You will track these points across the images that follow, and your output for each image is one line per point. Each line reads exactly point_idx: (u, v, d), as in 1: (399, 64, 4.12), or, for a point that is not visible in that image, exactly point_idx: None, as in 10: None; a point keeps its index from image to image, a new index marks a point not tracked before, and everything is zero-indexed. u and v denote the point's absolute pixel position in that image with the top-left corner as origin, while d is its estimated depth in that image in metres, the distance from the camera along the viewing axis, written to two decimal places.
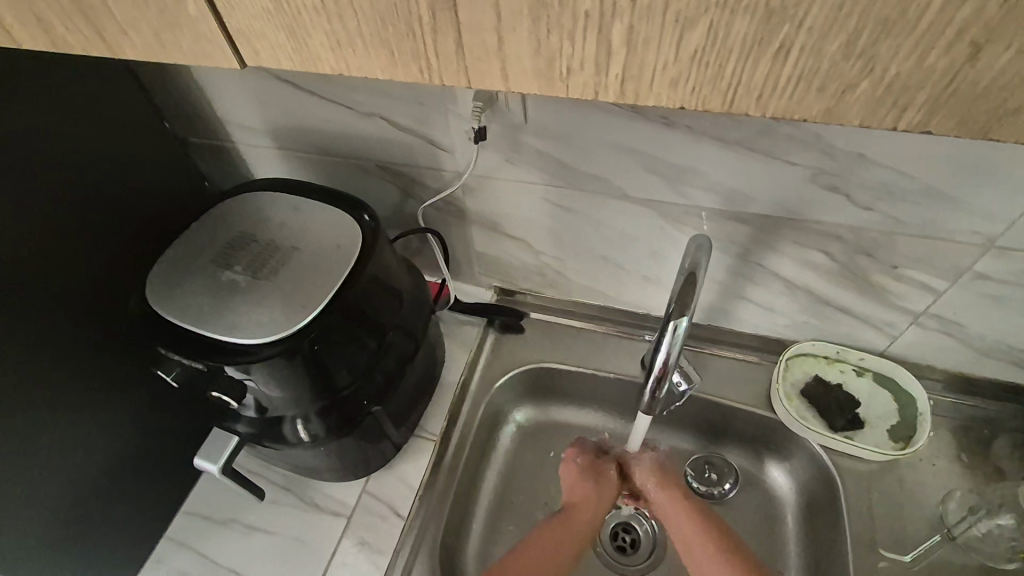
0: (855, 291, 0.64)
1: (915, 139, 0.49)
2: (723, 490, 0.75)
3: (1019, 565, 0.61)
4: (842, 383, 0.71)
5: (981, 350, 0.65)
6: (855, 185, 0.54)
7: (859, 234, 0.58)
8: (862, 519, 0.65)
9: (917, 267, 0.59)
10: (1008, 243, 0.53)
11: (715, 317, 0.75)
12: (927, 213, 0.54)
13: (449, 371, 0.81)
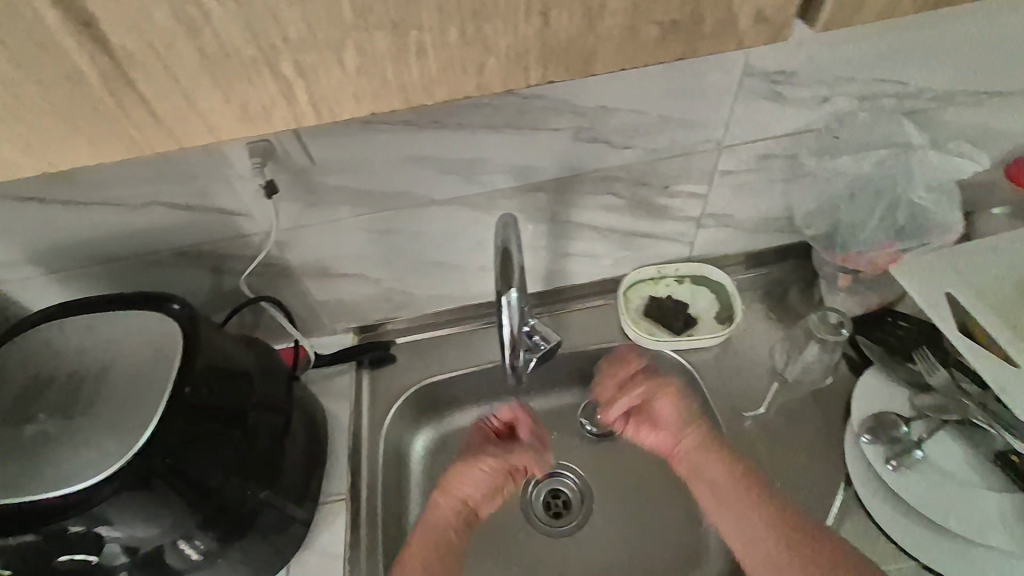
0: (647, 216, 0.75)
1: (636, 82, 0.59)
2: None
3: (832, 377, 0.74)
4: (671, 294, 0.83)
5: (749, 228, 0.80)
6: (608, 131, 0.63)
7: (629, 170, 0.68)
8: (721, 394, 0.77)
9: (680, 181, 0.71)
10: (731, 141, 0.67)
11: (554, 278, 0.84)
12: (668, 137, 0.65)
13: (334, 426, 0.79)
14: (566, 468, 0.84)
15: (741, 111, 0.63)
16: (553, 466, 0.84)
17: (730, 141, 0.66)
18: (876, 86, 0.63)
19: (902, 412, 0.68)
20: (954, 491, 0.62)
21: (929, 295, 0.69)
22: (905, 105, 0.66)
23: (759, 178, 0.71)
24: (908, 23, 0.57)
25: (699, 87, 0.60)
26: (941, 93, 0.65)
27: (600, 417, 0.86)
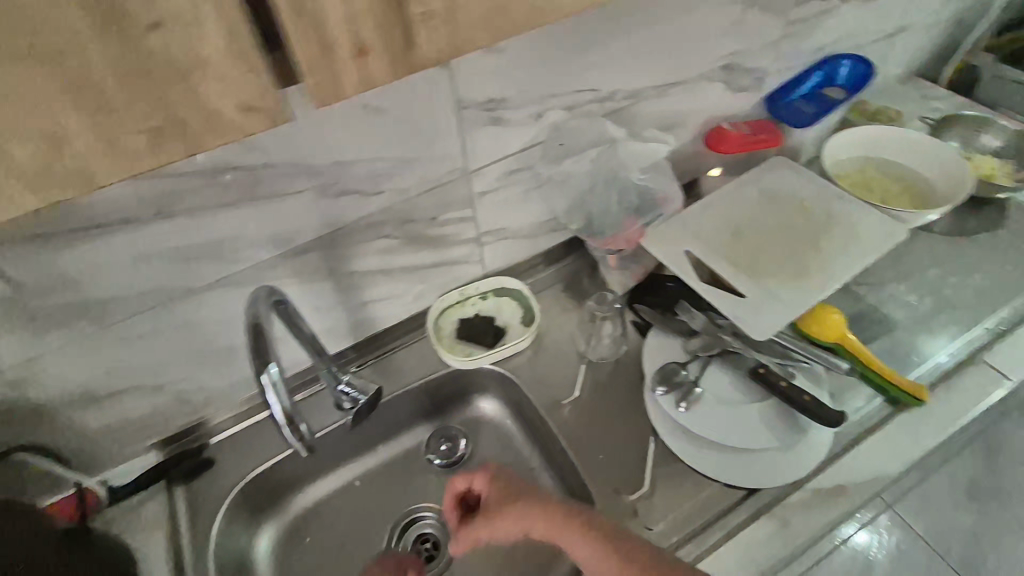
0: (427, 248, 0.79)
1: (360, 133, 0.61)
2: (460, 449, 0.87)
3: (625, 346, 0.84)
4: (478, 311, 0.89)
5: (527, 235, 0.88)
6: (354, 182, 0.65)
7: (391, 211, 0.71)
8: (543, 391, 0.82)
9: (444, 210, 0.75)
10: (474, 166, 0.73)
11: (363, 328, 0.84)
12: (414, 175, 0.69)
13: (151, 561, 0.70)
14: (429, 509, 0.83)
15: (472, 139, 0.69)
16: (418, 510, 0.83)
17: (474, 166, 0.72)
18: (577, 96, 0.73)
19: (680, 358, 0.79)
20: (730, 411, 0.72)
21: (670, 254, 0.81)
22: (607, 106, 0.78)
23: (514, 191, 0.79)
24: (575, 43, 0.67)
25: (425, 125, 0.65)
26: (629, 92, 0.78)
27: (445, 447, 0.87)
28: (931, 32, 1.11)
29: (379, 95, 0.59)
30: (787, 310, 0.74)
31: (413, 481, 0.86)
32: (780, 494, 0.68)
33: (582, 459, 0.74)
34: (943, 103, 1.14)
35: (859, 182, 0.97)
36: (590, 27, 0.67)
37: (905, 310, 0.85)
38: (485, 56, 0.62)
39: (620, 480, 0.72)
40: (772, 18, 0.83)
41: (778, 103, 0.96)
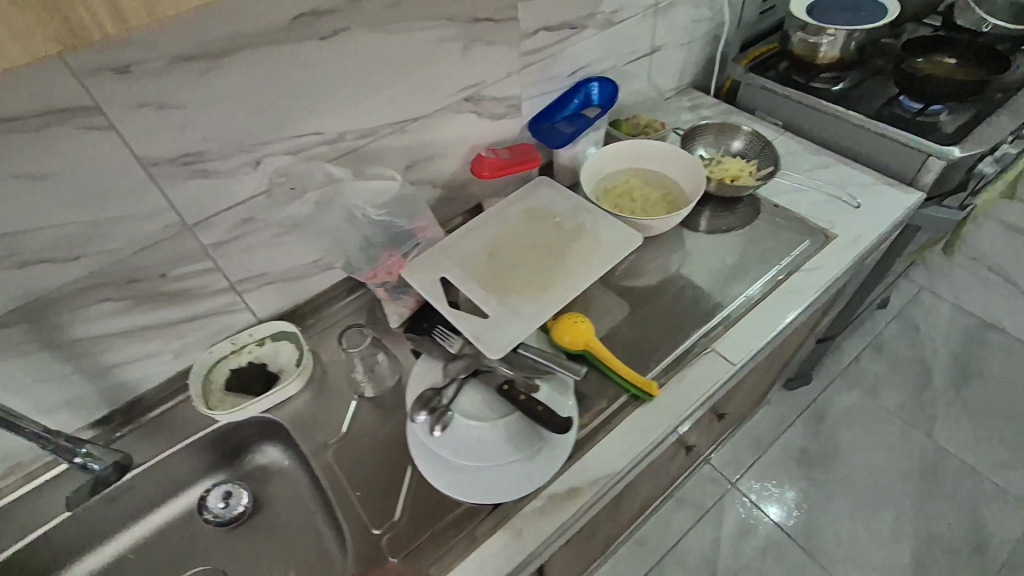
0: (169, 305, 0.76)
1: (26, 202, 0.59)
2: (241, 503, 0.85)
3: (394, 377, 0.86)
4: (252, 358, 0.87)
5: (293, 278, 0.87)
6: (37, 251, 0.62)
7: (103, 274, 0.68)
8: (313, 433, 0.82)
9: (174, 266, 0.73)
10: (195, 220, 0.71)
11: (118, 393, 0.80)
12: (118, 236, 0.66)
13: None
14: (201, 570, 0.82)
15: (179, 194, 0.68)
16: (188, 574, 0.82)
17: (194, 219, 0.71)
18: (299, 141, 0.74)
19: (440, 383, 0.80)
20: (477, 430, 0.74)
21: (426, 283, 0.83)
22: (341, 147, 0.79)
23: (256, 239, 0.78)
24: (274, 91, 0.68)
25: (111, 186, 0.63)
26: (361, 131, 0.79)
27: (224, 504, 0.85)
28: (688, 48, 1.21)
29: (33, 163, 0.57)
30: (525, 327, 0.77)
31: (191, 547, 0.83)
32: (521, 508, 0.71)
33: (342, 502, 0.74)
34: (709, 111, 1.25)
35: (622, 192, 1.03)
36: (286, 76, 0.68)
37: (657, 310, 0.90)
38: (161, 114, 0.61)
39: (371, 514, 0.73)
40: (504, 51, 0.88)
41: (540, 126, 1.01)
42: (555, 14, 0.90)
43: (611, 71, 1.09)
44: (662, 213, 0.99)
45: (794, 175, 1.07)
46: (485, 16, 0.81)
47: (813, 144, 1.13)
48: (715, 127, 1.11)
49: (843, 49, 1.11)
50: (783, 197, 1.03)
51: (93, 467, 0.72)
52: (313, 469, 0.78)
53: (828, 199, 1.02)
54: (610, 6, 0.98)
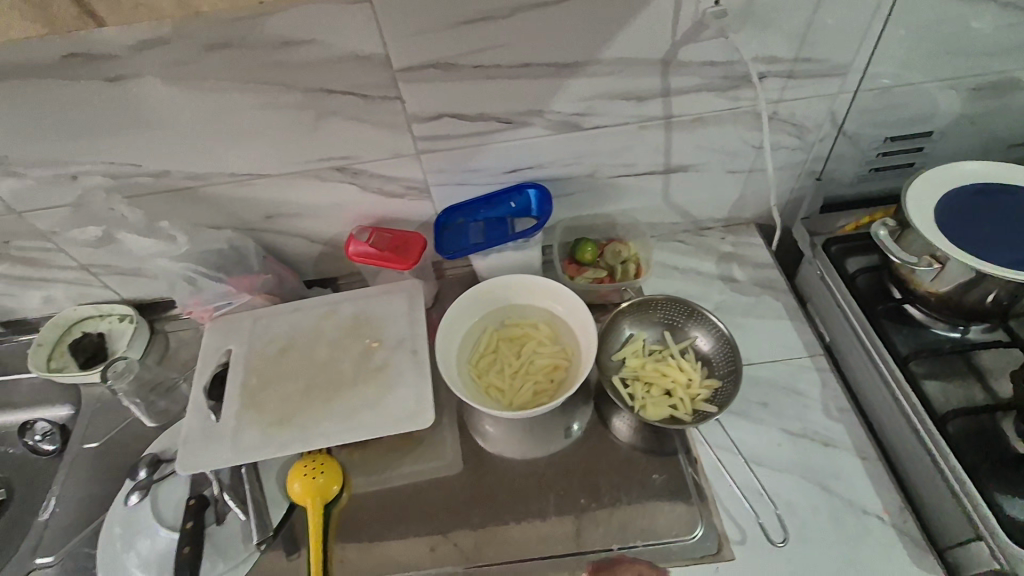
0: (27, 264, 0.87)
1: None
2: (47, 449, 0.96)
3: (174, 418, 0.86)
4: (116, 333, 0.95)
5: (152, 277, 0.91)
6: None
7: None
8: (94, 425, 0.88)
9: (19, 239, 0.82)
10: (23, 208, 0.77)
11: (8, 310, 0.97)
12: None
13: None
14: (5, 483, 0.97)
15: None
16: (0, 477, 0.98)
17: (20, 207, 0.77)
18: (112, 168, 0.72)
19: (170, 453, 0.79)
20: (154, 528, 0.72)
21: (211, 345, 0.79)
22: (170, 182, 0.75)
23: (87, 239, 0.81)
24: (62, 120, 0.66)
25: None
26: (191, 174, 0.74)
27: (37, 438, 0.96)
28: (748, 177, 0.84)
29: None
30: (229, 455, 0.69)
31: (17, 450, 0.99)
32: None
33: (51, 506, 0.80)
34: (745, 272, 0.88)
35: (515, 338, 0.82)
36: (71, 107, 0.65)
37: (448, 502, 0.75)
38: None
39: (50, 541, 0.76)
40: (383, 131, 0.71)
41: (455, 219, 0.83)
42: (465, 103, 0.69)
43: (588, 179, 0.82)
44: (531, 391, 0.77)
45: (748, 424, 0.74)
46: (342, 89, 0.66)
47: (845, 398, 0.74)
48: (690, 309, 0.78)
49: (967, 292, 0.65)
50: (723, 453, 0.72)
51: None
52: (65, 458, 0.85)
53: (776, 494, 0.68)
54: (570, 107, 0.71)
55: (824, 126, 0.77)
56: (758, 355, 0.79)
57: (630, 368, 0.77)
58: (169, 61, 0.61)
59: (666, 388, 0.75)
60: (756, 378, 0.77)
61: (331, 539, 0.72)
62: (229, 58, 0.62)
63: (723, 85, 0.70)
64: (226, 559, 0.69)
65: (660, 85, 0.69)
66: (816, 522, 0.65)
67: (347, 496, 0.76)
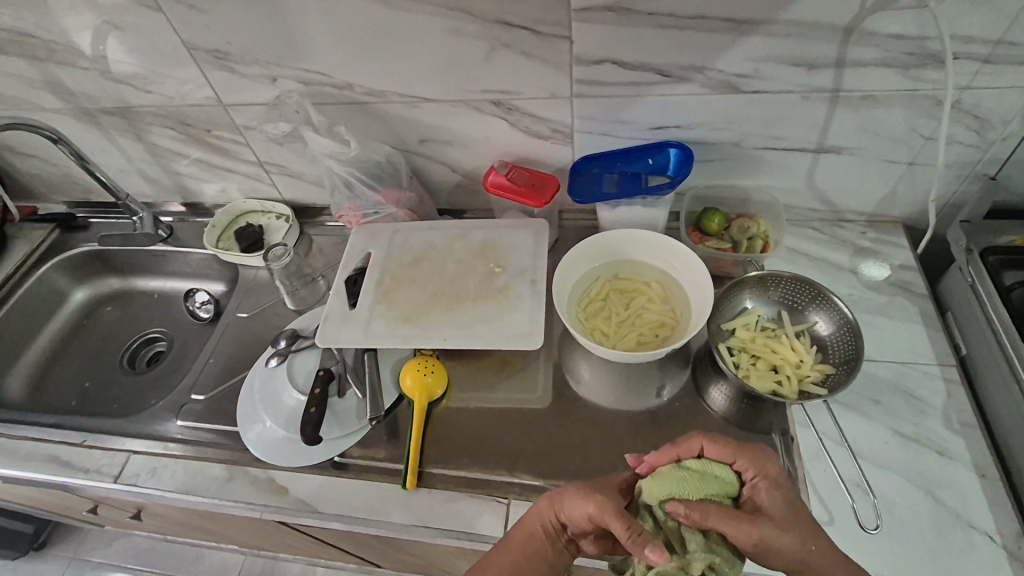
0: (219, 154, 1.02)
1: (124, 43, 0.85)
2: (202, 316, 1.12)
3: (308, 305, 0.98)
4: (272, 227, 1.07)
5: (312, 181, 1.03)
6: (135, 78, 0.90)
7: (176, 110, 0.94)
8: (245, 300, 1.02)
9: (220, 129, 0.96)
10: (232, 101, 0.90)
11: (192, 193, 1.14)
12: (181, 89, 0.90)
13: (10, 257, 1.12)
14: (167, 337, 1.15)
15: (212, 77, 0.87)
16: (162, 333, 1.16)
17: (226, 100, 0.90)
18: (307, 74, 0.83)
19: (306, 331, 0.90)
20: (286, 387, 0.83)
21: (356, 245, 0.89)
22: (351, 95, 0.85)
23: (269, 136, 0.94)
24: (281, 25, 0.77)
25: (164, 49, 0.84)
26: (369, 89, 0.83)
27: (195, 305, 1.13)
28: (908, 170, 0.79)
29: (117, 15, 0.81)
30: (360, 337, 0.78)
31: (178, 313, 1.17)
32: (253, 464, 0.79)
33: (204, 357, 0.94)
34: (882, 270, 0.84)
35: (626, 291, 0.84)
36: (289, 13, 0.75)
37: (538, 425, 0.80)
38: (193, 11, 0.78)
39: (203, 382, 0.90)
40: (546, 69, 0.76)
41: (591, 167, 0.86)
42: (629, 50, 0.71)
43: (731, 147, 0.81)
44: (635, 340, 0.79)
45: (857, 415, 0.71)
46: (520, 22, 0.71)
47: (972, 412, 0.69)
48: (816, 293, 0.76)
49: None
50: (823, 438, 0.69)
51: (164, 214, 1.17)
52: (219, 322, 0.99)
53: (875, 487, 0.65)
54: (735, 67, 0.71)
55: (1012, 122, 0.71)
56: (881, 353, 0.76)
57: (738, 339, 0.76)
58: None
59: (773, 364, 0.74)
60: (874, 375, 0.74)
61: (429, 432, 0.80)
62: None
63: (906, 62, 0.67)
64: (341, 428, 0.78)
65: (836, 53, 0.67)
66: (917, 524, 0.62)
67: (448, 400, 0.83)
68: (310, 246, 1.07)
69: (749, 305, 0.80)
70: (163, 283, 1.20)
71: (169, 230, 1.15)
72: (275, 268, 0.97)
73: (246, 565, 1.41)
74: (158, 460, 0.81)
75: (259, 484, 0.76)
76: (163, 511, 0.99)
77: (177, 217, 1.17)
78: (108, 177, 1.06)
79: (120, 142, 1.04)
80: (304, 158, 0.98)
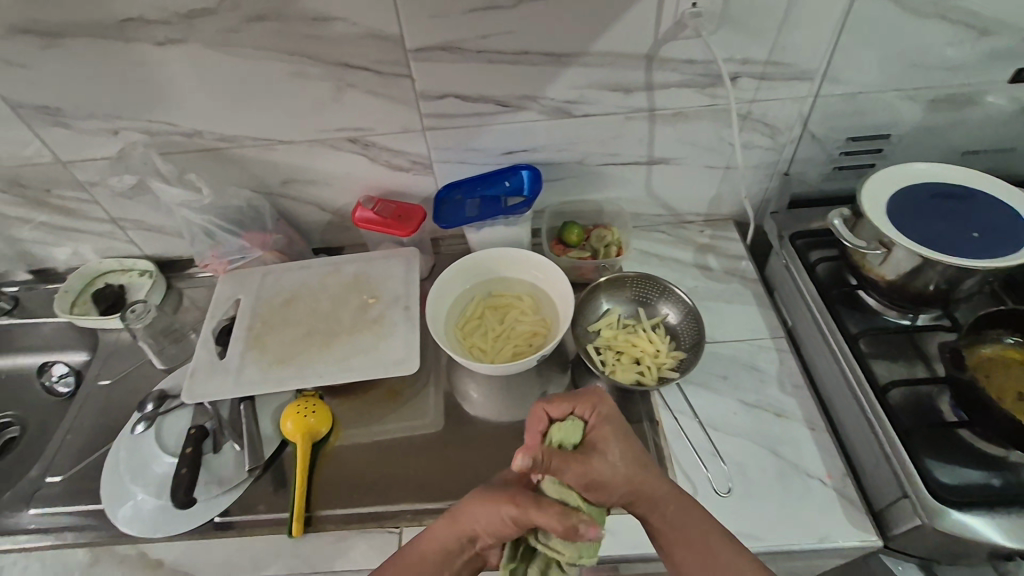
0: (63, 214, 0.95)
1: None
2: (59, 391, 1.02)
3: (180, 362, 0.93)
4: (134, 285, 1.01)
5: (174, 233, 0.99)
6: None
7: (5, 172, 0.88)
8: (107, 366, 0.95)
9: (60, 188, 0.90)
10: (69, 158, 0.85)
11: (37, 258, 1.05)
12: (7, 150, 0.84)
13: None
14: (18, 420, 1.04)
15: (44, 134, 0.82)
16: (12, 416, 1.04)
17: (63, 157, 0.85)
18: (150, 125, 0.81)
19: (176, 390, 0.85)
20: (156, 452, 0.78)
21: (223, 293, 0.87)
22: (202, 143, 0.83)
23: (118, 191, 0.89)
24: (113, 77, 0.75)
25: None
26: (220, 135, 0.82)
27: (50, 380, 1.03)
28: (726, 173, 0.91)
29: None
30: (231, 386, 0.75)
31: (31, 392, 1.06)
32: (121, 541, 0.73)
33: (59, 434, 0.86)
34: (721, 261, 0.95)
35: (500, 306, 0.88)
36: (121, 65, 0.74)
37: (427, 450, 0.81)
38: (12, 68, 0.74)
39: (59, 462, 0.82)
40: (394, 106, 0.79)
41: (453, 195, 0.90)
42: (468, 84, 0.77)
43: (577, 165, 0.89)
44: (511, 352, 0.83)
45: (710, 392, 0.79)
46: (361, 64, 0.74)
47: (800, 375, 0.80)
48: (663, 287, 0.84)
49: (914, 279, 0.72)
50: (682, 417, 0.76)
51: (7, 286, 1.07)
52: (77, 394, 0.91)
53: (728, 454, 0.73)
54: (563, 94, 0.79)
55: (796, 127, 0.84)
56: (725, 335, 0.85)
57: (603, 338, 0.83)
58: (215, 30, 0.70)
59: (635, 357, 0.80)
60: (721, 354, 0.83)
61: (317, 474, 0.78)
62: (265, 30, 0.71)
63: (702, 82, 0.78)
64: (220, 485, 0.74)
65: (645, 78, 0.77)
66: (764, 481, 0.70)
67: (335, 438, 0.82)
68: (180, 301, 1.02)
69: (609, 306, 0.87)
70: (10, 361, 1.08)
71: (12, 302, 1.05)
72: (137, 328, 0.90)
73: None
74: (7, 557, 0.72)
75: (129, 561, 0.71)
76: None
77: (22, 287, 1.07)
78: None
79: None
80: (162, 210, 0.94)
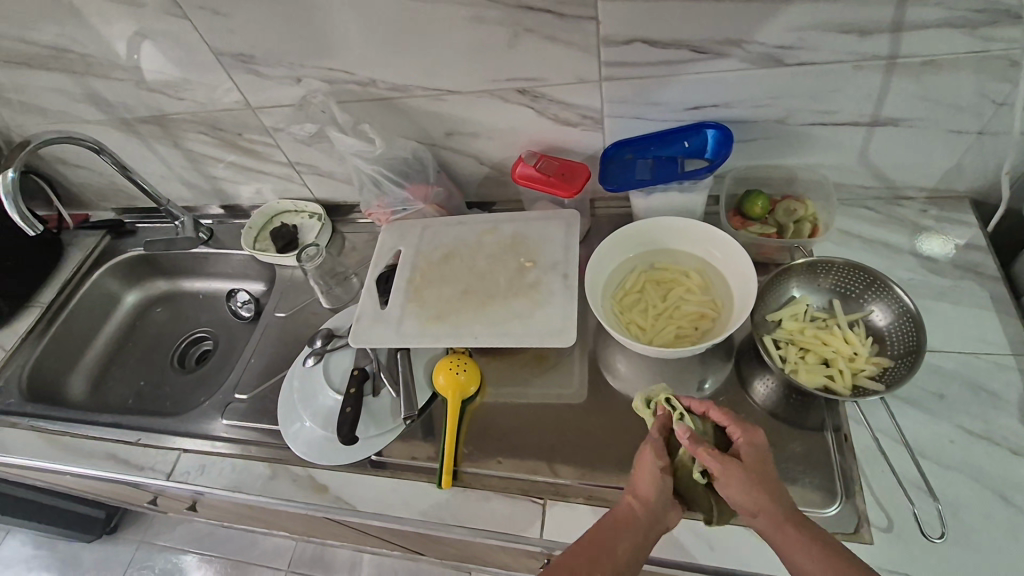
0: (251, 156, 1.03)
1: (151, 52, 0.86)
2: (243, 315, 1.15)
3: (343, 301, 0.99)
4: (304, 226, 1.08)
5: (341, 180, 1.03)
6: (166, 86, 0.92)
7: (207, 116, 0.96)
8: (282, 300, 1.04)
9: (250, 132, 0.97)
10: (259, 104, 0.91)
11: (229, 196, 1.16)
12: (209, 96, 0.91)
13: (66, 265, 1.18)
14: (213, 335, 1.19)
15: (240, 80, 0.87)
16: (208, 332, 1.20)
17: (254, 103, 0.91)
18: (330, 73, 0.82)
19: (341, 331, 0.91)
20: (322, 385, 0.83)
21: (386, 242, 0.89)
22: (375, 92, 0.83)
23: (297, 138, 0.94)
24: (299, 24, 0.76)
25: (189, 55, 0.85)
26: (392, 84, 0.81)
27: (235, 303, 1.16)
28: (976, 140, 0.72)
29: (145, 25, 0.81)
30: (392, 336, 0.78)
31: (222, 313, 1.20)
32: (292, 463, 0.80)
33: (245, 357, 0.96)
34: (946, 250, 0.77)
35: (663, 282, 0.80)
36: (308, 9, 0.74)
37: (574, 424, 0.77)
38: (214, 16, 0.77)
39: (245, 382, 0.92)
40: (573, 54, 0.72)
41: (622, 153, 0.82)
42: (663, 27, 0.67)
43: (775, 125, 0.76)
44: (672, 334, 0.75)
45: (920, 413, 0.66)
46: (544, 5, 0.67)
47: None
48: (869, 279, 0.71)
49: None
50: (879, 435, 0.65)
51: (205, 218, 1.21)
52: (259, 322, 1.01)
53: (938, 489, 0.61)
54: (777, 38, 0.66)
55: None
56: (945, 342, 0.70)
57: (785, 331, 0.72)
58: None
59: (824, 357, 0.69)
60: (937, 367, 0.68)
61: (464, 432, 0.79)
62: None
63: (977, 21, 0.60)
64: (377, 427, 0.78)
65: (893, 16, 0.61)
66: (988, 531, 0.57)
67: (482, 397, 0.82)
68: (343, 243, 1.08)
69: (796, 295, 0.75)
70: (207, 283, 1.24)
71: (209, 233, 1.17)
72: (309, 269, 0.96)
73: (296, 556, 1.45)
74: (206, 458, 0.84)
75: (301, 482, 0.78)
76: (217, 504, 1.03)
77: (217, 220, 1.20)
78: (149, 183, 1.09)
79: (159, 151, 1.07)
80: (333, 157, 0.98)
